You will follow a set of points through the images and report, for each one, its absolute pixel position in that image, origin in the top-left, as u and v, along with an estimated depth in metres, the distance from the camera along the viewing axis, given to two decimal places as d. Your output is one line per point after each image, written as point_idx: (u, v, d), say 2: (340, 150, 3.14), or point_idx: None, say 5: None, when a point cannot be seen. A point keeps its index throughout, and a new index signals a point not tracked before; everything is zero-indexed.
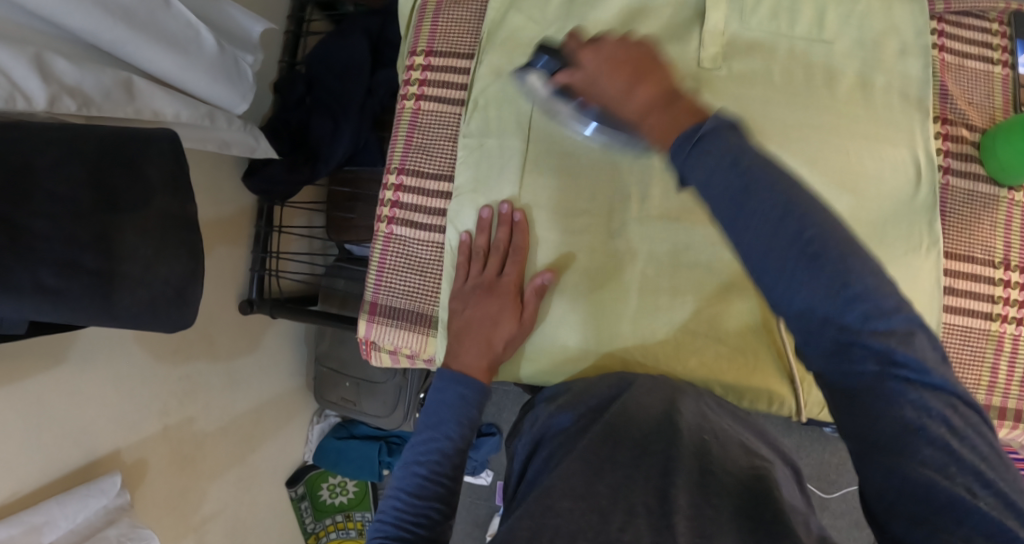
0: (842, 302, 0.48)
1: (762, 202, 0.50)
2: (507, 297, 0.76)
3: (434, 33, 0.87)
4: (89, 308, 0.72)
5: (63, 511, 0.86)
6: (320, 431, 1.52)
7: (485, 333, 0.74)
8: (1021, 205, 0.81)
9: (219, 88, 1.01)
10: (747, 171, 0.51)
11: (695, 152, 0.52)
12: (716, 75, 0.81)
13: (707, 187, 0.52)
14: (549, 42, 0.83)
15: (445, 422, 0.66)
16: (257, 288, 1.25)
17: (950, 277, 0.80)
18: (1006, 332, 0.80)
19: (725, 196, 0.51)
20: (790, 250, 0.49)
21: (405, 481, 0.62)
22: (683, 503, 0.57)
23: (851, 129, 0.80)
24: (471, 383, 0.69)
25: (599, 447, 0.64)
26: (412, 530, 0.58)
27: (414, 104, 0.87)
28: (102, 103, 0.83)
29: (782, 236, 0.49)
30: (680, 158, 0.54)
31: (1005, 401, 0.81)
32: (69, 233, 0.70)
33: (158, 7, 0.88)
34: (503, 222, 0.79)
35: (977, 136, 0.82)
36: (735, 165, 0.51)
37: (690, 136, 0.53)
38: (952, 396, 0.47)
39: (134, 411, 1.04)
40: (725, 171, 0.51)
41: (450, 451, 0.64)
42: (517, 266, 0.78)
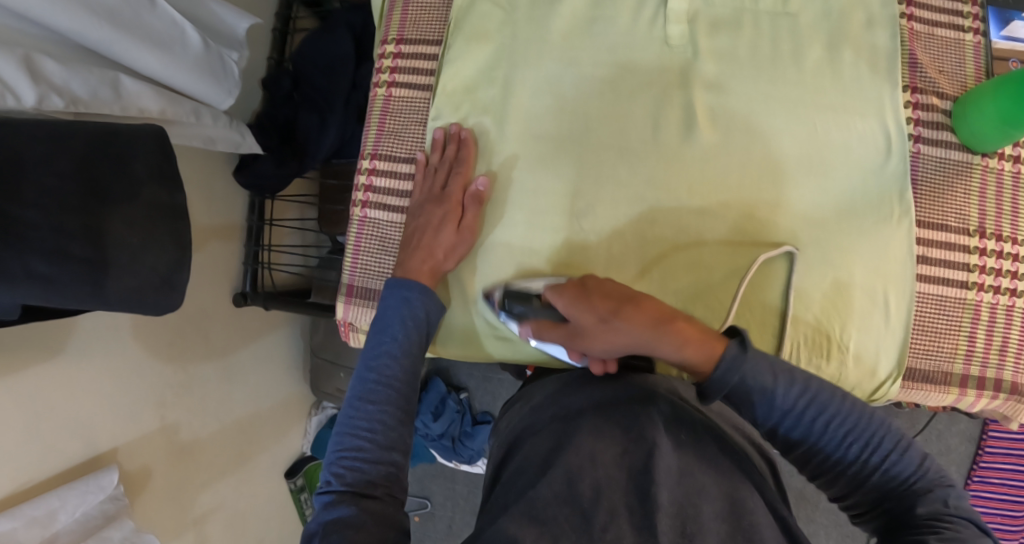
0: (908, 464, 0.60)
1: (822, 406, 0.62)
2: (447, 206, 0.80)
3: (404, 22, 0.88)
4: (73, 292, 0.74)
5: (64, 503, 0.90)
6: (317, 423, 1.55)
7: (427, 241, 0.79)
8: (995, 171, 0.81)
9: (207, 86, 1.03)
10: (800, 381, 0.63)
11: (751, 363, 0.63)
12: (682, 52, 0.81)
13: (763, 397, 0.63)
14: (515, 25, 0.83)
15: (391, 325, 0.73)
16: (251, 281, 1.28)
17: (924, 246, 0.80)
18: (983, 300, 0.80)
19: (793, 405, 0.63)
20: (854, 442, 0.61)
21: (358, 389, 0.68)
22: (665, 501, 0.57)
23: (818, 101, 0.79)
24: (412, 286, 0.76)
25: (586, 440, 0.63)
26: (367, 434, 0.65)
27: (386, 91, 0.88)
28: (89, 101, 0.85)
29: (857, 426, 0.62)
30: (733, 373, 0.63)
31: (983, 370, 0.80)
32: (57, 221, 0.73)
33: (142, 7, 0.90)
34: (454, 140, 0.82)
35: (949, 103, 0.82)
36: (786, 377, 0.63)
37: (736, 359, 0.63)
38: (976, 527, 0.56)
39: (132, 403, 1.06)
40: (782, 382, 0.63)
41: (396, 353, 0.71)
42: (459, 177, 0.81)
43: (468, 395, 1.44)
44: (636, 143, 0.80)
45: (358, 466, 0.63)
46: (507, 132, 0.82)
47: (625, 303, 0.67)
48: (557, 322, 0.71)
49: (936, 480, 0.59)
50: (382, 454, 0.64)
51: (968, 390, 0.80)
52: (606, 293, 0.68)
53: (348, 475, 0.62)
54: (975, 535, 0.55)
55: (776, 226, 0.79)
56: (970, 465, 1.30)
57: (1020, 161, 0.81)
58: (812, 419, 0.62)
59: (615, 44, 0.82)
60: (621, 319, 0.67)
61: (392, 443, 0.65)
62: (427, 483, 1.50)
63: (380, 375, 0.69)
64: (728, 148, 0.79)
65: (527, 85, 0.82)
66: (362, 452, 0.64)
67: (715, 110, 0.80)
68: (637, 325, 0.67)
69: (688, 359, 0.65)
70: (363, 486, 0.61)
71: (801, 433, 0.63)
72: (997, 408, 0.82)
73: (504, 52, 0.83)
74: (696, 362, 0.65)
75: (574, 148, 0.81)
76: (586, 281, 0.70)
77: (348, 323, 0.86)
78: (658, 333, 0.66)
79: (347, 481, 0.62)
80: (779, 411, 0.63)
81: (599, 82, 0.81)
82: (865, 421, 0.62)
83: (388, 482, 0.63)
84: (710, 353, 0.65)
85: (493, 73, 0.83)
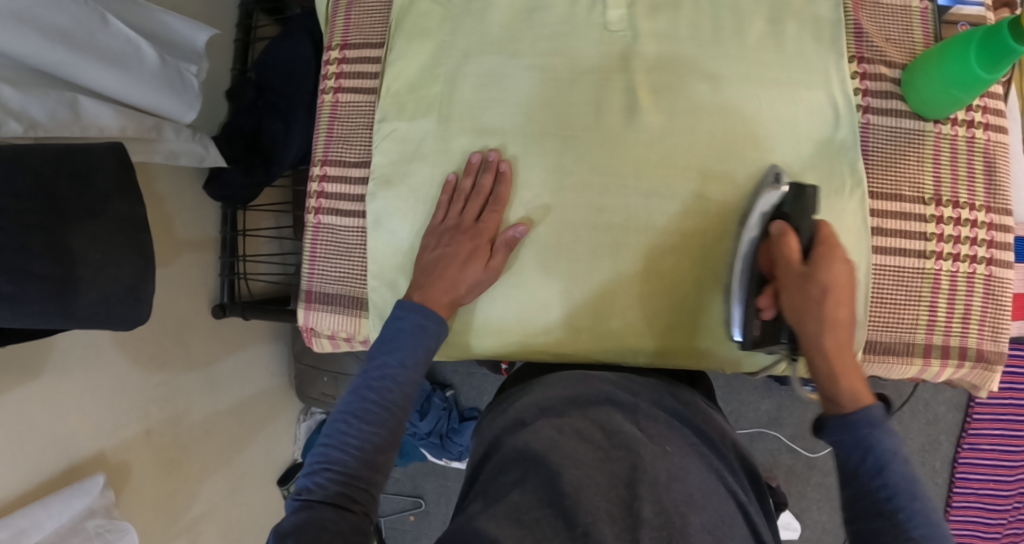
0: None
1: (918, 501, 0.61)
2: (478, 241, 0.78)
3: (347, 26, 0.89)
4: (43, 312, 0.74)
5: (47, 512, 0.89)
6: (307, 429, 1.58)
7: (451, 274, 0.77)
8: (949, 137, 0.80)
9: (167, 102, 0.97)
10: (911, 472, 0.62)
11: (882, 429, 0.64)
12: (623, 37, 0.81)
13: (880, 465, 0.62)
14: (456, 21, 0.84)
15: (402, 350, 0.72)
16: (228, 292, 1.28)
17: (878, 217, 0.79)
18: (943, 269, 0.79)
19: (895, 480, 0.62)
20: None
21: (354, 406, 0.67)
22: (649, 514, 0.56)
23: (762, 77, 0.79)
24: (429, 315, 0.74)
25: (580, 446, 0.62)
26: (356, 451, 0.64)
27: (333, 97, 0.89)
28: (49, 125, 0.82)
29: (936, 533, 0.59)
30: (863, 427, 0.64)
31: (947, 339, 0.80)
32: (17, 243, 0.72)
33: (95, 26, 0.85)
34: (489, 169, 0.80)
35: (897, 71, 0.81)
36: (906, 461, 0.62)
37: (875, 420, 0.64)
38: None
39: (116, 417, 1.07)
40: (900, 466, 0.62)
41: (401, 379, 0.69)
42: (496, 216, 0.79)
43: (453, 392, 1.45)
44: (582, 131, 0.80)
45: (339, 480, 0.62)
46: (453, 129, 0.82)
47: (840, 299, 0.69)
48: (795, 235, 0.71)
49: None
50: (367, 475, 0.63)
51: (932, 359, 0.80)
52: (839, 272, 0.70)
53: (327, 487, 0.62)
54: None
55: (725, 205, 0.78)
56: (959, 433, 1.30)
57: (972, 126, 0.81)
58: (899, 508, 0.60)
59: (558, 32, 0.82)
60: (839, 317, 0.69)
61: (378, 463, 0.64)
62: (420, 481, 1.50)
63: (381, 396, 0.68)
64: (676, 130, 0.79)
65: (471, 81, 0.82)
66: (347, 468, 0.63)
67: (660, 93, 0.80)
68: (837, 325, 0.69)
69: (831, 381, 0.68)
70: (341, 499, 0.61)
71: (877, 512, 0.61)
72: (965, 376, 0.82)
73: (446, 49, 0.84)
74: (840, 390, 0.67)
75: (523, 140, 0.81)
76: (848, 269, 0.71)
77: (310, 328, 0.88)
78: (829, 347, 0.68)
79: (323, 491, 0.61)
80: (874, 479, 0.62)
81: (541, 72, 0.81)
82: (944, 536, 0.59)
83: (365, 501, 0.62)
84: (860, 398, 0.66)
85: (437, 71, 0.83)
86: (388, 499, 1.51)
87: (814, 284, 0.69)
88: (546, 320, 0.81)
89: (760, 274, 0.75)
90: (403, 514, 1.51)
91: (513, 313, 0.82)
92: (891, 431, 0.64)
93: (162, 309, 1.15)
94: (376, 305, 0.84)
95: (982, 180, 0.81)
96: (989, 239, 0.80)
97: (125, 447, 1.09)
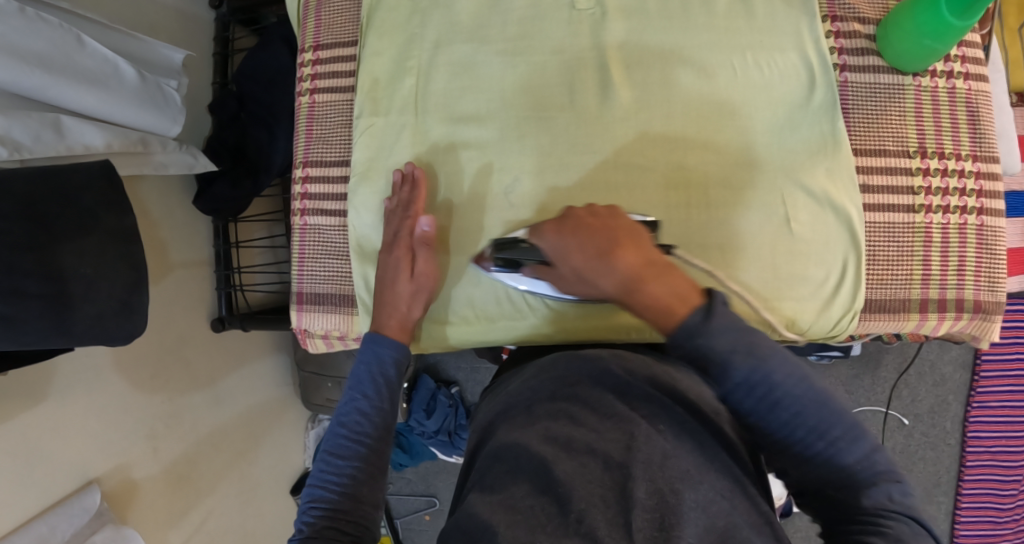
0: (858, 452, 0.54)
1: (783, 387, 0.56)
2: (398, 252, 0.79)
3: (319, 27, 0.89)
4: (39, 332, 0.74)
5: (52, 529, 0.93)
6: (315, 436, 1.57)
7: (386, 295, 0.78)
8: (928, 89, 0.80)
9: (150, 118, 0.97)
10: (774, 359, 0.56)
11: (715, 334, 0.57)
12: (592, 16, 0.81)
13: (742, 376, 0.56)
14: (425, 13, 0.84)
15: (362, 383, 0.70)
16: (226, 304, 1.28)
17: (864, 175, 0.79)
18: (933, 222, 0.79)
19: (759, 381, 0.56)
20: (803, 425, 0.55)
21: (330, 444, 0.66)
22: (643, 496, 0.56)
23: (733, 42, 0.79)
24: (383, 341, 0.74)
25: (575, 433, 0.62)
26: (338, 486, 0.63)
27: (309, 99, 0.89)
28: (33, 146, 0.82)
29: (819, 406, 0.55)
30: (698, 349, 0.57)
31: (943, 293, 0.79)
32: (7, 266, 0.72)
33: (70, 47, 0.85)
34: (405, 180, 0.81)
35: (872, 28, 0.81)
36: (756, 352, 0.56)
37: (693, 328, 0.58)
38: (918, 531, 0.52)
39: (123, 438, 1.07)
40: (750, 366, 0.56)
41: (368, 410, 0.68)
42: (409, 222, 0.80)
43: (459, 388, 1.45)
44: (557, 111, 0.80)
45: (340, 498, 0.62)
46: (428, 121, 0.83)
47: (614, 244, 0.63)
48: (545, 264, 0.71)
49: (886, 474, 0.54)
50: (366, 493, 0.63)
51: (929, 314, 0.79)
52: (614, 227, 0.65)
53: (315, 524, 0.60)
54: (916, 535, 0.51)
55: (706, 174, 0.78)
56: (968, 392, 1.29)
57: (952, 77, 0.80)
58: (791, 400, 0.55)
59: (526, 17, 0.82)
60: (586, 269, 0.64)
61: (364, 494, 0.63)
62: (432, 480, 1.50)
63: (351, 429, 0.66)
64: (650, 104, 0.79)
65: (443, 72, 0.83)
66: (334, 503, 0.61)
67: (631, 67, 0.80)
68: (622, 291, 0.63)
69: (662, 307, 0.60)
70: (330, 533, 0.59)
71: (756, 413, 0.57)
72: (964, 328, 0.81)
73: (417, 41, 0.84)
74: (664, 311, 0.60)
75: (501, 125, 0.81)
76: (565, 215, 0.67)
77: (303, 330, 0.88)
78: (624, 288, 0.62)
79: (323, 512, 0.61)
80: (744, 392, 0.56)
81: (514, 57, 0.82)
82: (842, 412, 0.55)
83: (357, 530, 0.60)
84: (687, 305, 0.59)
85: (409, 65, 0.84)
86: (401, 501, 1.51)
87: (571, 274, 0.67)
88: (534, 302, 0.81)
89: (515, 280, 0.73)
90: (418, 514, 1.51)
91: (500, 292, 0.82)
92: (728, 325, 0.57)
93: (161, 326, 1.15)
94: (367, 302, 0.84)
95: (966, 128, 0.80)
96: (978, 189, 0.79)
97: (135, 466, 1.09)
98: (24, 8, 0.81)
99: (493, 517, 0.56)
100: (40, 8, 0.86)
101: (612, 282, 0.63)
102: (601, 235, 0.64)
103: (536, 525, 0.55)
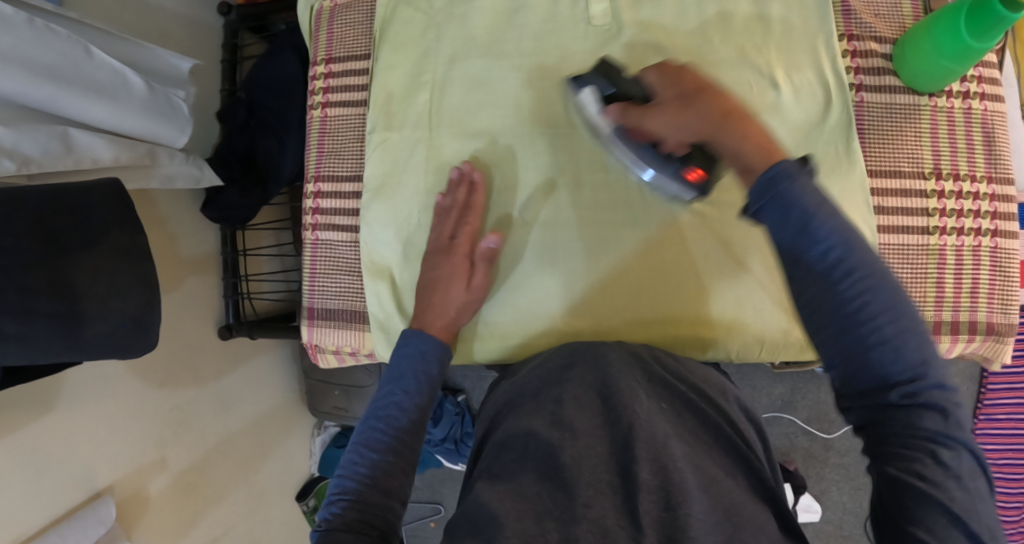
0: (915, 353, 0.51)
1: (848, 254, 0.54)
2: (455, 260, 0.78)
3: (331, 40, 0.89)
4: (52, 347, 0.74)
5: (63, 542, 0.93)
6: (321, 443, 1.55)
7: (437, 298, 0.77)
8: (944, 109, 0.79)
9: (159, 127, 0.96)
10: (837, 223, 0.54)
11: (799, 184, 0.55)
12: (606, 32, 0.81)
13: (800, 225, 0.55)
14: (439, 28, 0.83)
15: (404, 378, 0.70)
16: (234, 312, 1.27)
17: (879, 196, 0.79)
18: (948, 244, 0.78)
19: (828, 237, 0.54)
20: (856, 299, 0.53)
21: (364, 436, 0.66)
22: (647, 476, 0.58)
23: (750, 59, 0.79)
24: (428, 338, 0.73)
25: (584, 421, 0.63)
26: (368, 479, 0.62)
27: (322, 112, 0.89)
28: (42, 159, 0.81)
29: (878, 287, 0.53)
30: (771, 191, 0.56)
31: (956, 315, 0.79)
32: (20, 282, 0.71)
33: (79, 58, 0.84)
34: (461, 183, 0.79)
35: (889, 46, 0.80)
36: (829, 212, 0.54)
37: (789, 174, 0.56)
38: (966, 453, 0.51)
39: (131, 448, 1.07)
40: (821, 220, 0.54)
41: (407, 407, 0.68)
42: (469, 229, 0.79)
43: (465, 396, 1.45)
44: (569, 127, 0.80)
45: (369, 491, 0.61)
46: (442, 136, 0.83)
47: (698, 89, 0.67)
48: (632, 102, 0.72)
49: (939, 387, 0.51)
50: (395, 488, 0.63)
51: (942, 336, 0.79)
52: (692, 81, 0.68)
53: (344, 514, 0.59)
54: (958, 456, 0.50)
55: (720, 191, 0.78)
56: (975, 404, 1.29)
57: (969, 97, 0.79)
58: (850, 264, 0.53)
59: (539, 32, 0.82)
60: (685, 114, 0.66)
61: (392, 490, 0.62)
62: (438, 487, 1.50)
63: (388, 423, 0.67)
64: None
65: (457, 87, 0.83)
66: (363, 495, 0.61)
67: None
68: (702, 109, 0.66)
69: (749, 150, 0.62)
70: (357, 525, 0.58)
71: (817, 276, 0.54)
72: (977, 349, 0.81)
73: (431, 56, 0.83)
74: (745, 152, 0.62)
75: (513, 140, 0.81)
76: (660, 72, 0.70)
77: (314, 344, 0.88)
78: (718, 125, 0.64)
79: (351, 502, 0.60)
80: (810, 253, 0.54)
81: (528, 73, 0.81)
82: (921, 329, 0.52)
83: (384, 525, 0.60)
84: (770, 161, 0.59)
85: (423, 80, 0.83)
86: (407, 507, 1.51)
87: (664, 104, 0.69)
88: (548, 312, 0.81)
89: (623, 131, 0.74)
90: (424, 521, 1.51)
91: (514, 304, 0.81)
92: (806, 186, 0.55)
93: (168, 335, 1.15)
94: (379, 318, 0.84)
95: (981, 149, 0.79)
96: (993, 211, 0.79)
97: (145, 473, 1.09)
98: (33, 19, 0.80)
99: (502, 507, 0.57)
100: (49, 18, 0.86)
101: (710, 118, 0.65)
102: (689, 82, 0.68)
103: (544, 513, 0.57)
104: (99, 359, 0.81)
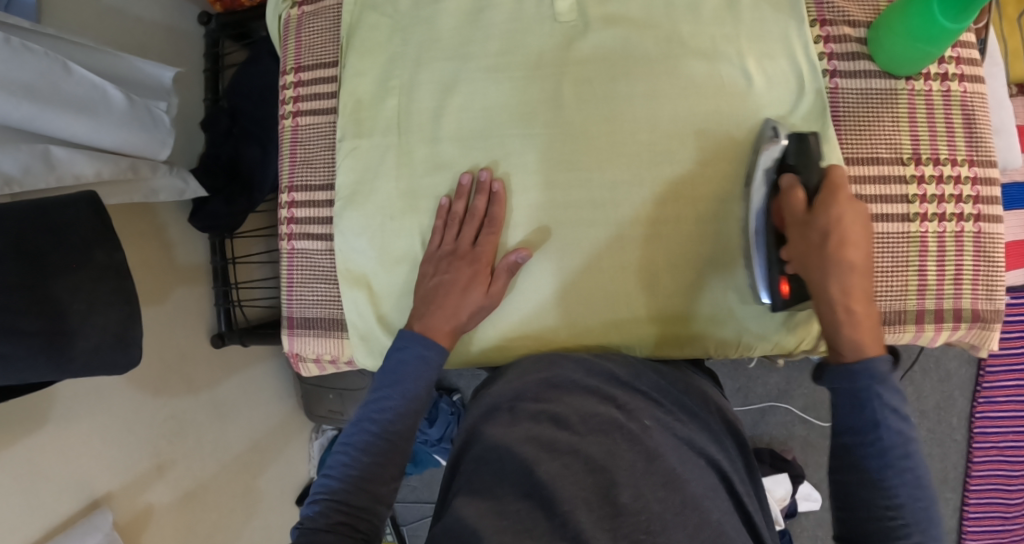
0: None
1: (914, 456, 0.61)
2: (477, 266, 0.77)
3: (300, 49, 0.88)
4: (34, 367, 0.75)
5: None
6: (319, 447, 1.59)
7: (452, 301, 0.76)
8: (922, 93, 0.78)
9: (141, 142, 0.96)
10: (909, 431, 0.62)
11: (888, 387, 0.62)
12: (574, 29, 0.80)
13: (880, 423, 0.61)
14: (405, 32, 0.83)
15: (404, 383, 0.69)
16: (225, 321, 1.28)
17: (857, 184, 0.77)
18: (929, 231, 0.77)
19: (898, 436, 0.61)
20: (902, 487, 0.60)
21: (356, 438, 0.66)
22: (627, 501, 0.59)
23: (720, 50, 0.77)
24: (434, 346, 0.72)
25: (558, 435, 0.64)
26: (355, 482, 0.62)
27: (293, 121, 0.89)
28: (23, 178, 0.82)
29: (924, 487, 0.60)
30: (862, 381, 0.63)
31: (940, 303, 0.77)
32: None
33: (57, 76, 0.84)
34: (483, 190, 0.78)
35: (862, 31, 0.79)
36: (905, 417, 0.62)
37: (880, 375, 0.62)
38: None
39: (127, 457, 1.08)
40: (896, 420, 0.61)
41: (402, 410, 0.67)
42: (493, 238, 0.78)
43: (460, 395, 1.45)
44: (539, 128, 0.79)
45: (354, 496, 0.61)
46: (412, 141, 0.82)
47: (845, 242, 0.65)
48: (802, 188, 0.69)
49: None
50: (382, 493, 0.63)
51: (926, 325, 0.77)
52: (841, 230, 0.65)
53: (328, 516, 0.60)
54: None
55: (692, 185, 0.77)
56: (975, 388, 1.27)
57: (947, 79, 0.78)
58: (909, 472, 0.60)
59: (506, 31, 0.81)
60: (846, 262, 0.65)
61: (379, 495, 0.62)
62: (437, 486, 1.51)
63: (382, 427, 0.66)
64: (631, 117, 0.78)
65: (425, 91, 0.82)
66: (349, 498, 0.61)
67: (614, 80, 0.79)
68: (829, 289, 0.65)
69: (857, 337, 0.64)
70: (342, 529, 0.59)
71: (872, 457, 0.61)
72: (963, 337, 0.79)
73: (399, 60, 0.83)
74: (846, 338, 0.64)
75: (483, 142, 0.80)
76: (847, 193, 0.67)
77: (295, 354, 0.88)
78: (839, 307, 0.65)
79: (337, 505, 0.60)
80: (873, 439, 0.61)
81: (496, 74, 0.80)
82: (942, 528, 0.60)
83: (368, 529, 0.60)
84: (871, 350, 0.63)
85: (391, 85, 0.83)
86: (407, 507, 1.52)
87: (807, 252, 0.67)
88: (524, 314, 0.80)
89: (775, 231, 0.73)
90: (424, 520, 1.52)
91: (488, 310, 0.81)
92: (889, 389, 0.62)
93: (160, 344, 1.15)
94: (357, 326, 0.84)
95: (962, 132, 0.78)
96: (975, 195, 0.77)
97: (142, 482, 1.10)
98: (10, 38, 0.80)
99: (481, 523, 0.57)
100: (27, 36, 0.86)
101: (835, 293, 0.65)
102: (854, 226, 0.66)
103: (523, 529, 0.57)
104: (82, 375, 0.81)
